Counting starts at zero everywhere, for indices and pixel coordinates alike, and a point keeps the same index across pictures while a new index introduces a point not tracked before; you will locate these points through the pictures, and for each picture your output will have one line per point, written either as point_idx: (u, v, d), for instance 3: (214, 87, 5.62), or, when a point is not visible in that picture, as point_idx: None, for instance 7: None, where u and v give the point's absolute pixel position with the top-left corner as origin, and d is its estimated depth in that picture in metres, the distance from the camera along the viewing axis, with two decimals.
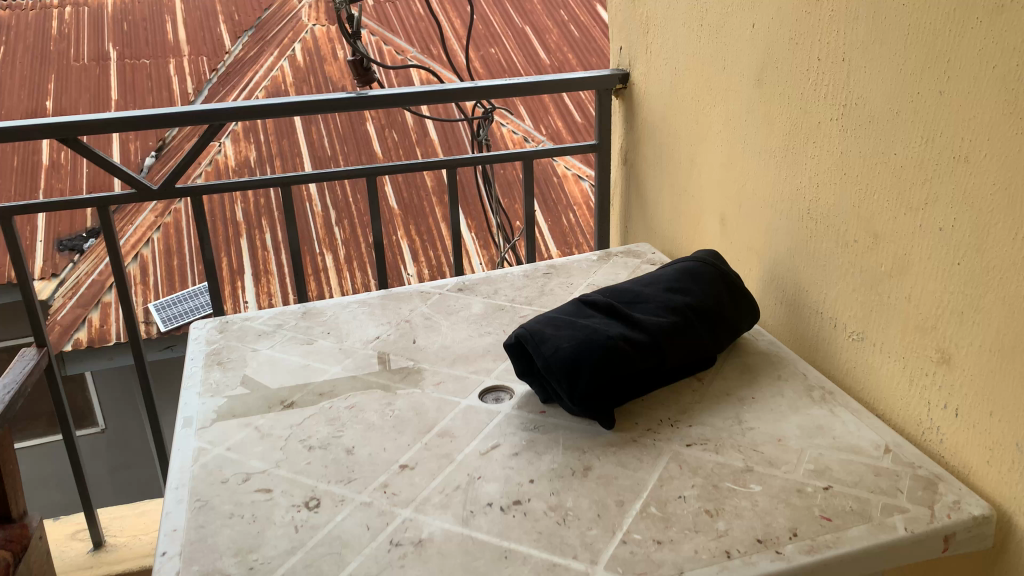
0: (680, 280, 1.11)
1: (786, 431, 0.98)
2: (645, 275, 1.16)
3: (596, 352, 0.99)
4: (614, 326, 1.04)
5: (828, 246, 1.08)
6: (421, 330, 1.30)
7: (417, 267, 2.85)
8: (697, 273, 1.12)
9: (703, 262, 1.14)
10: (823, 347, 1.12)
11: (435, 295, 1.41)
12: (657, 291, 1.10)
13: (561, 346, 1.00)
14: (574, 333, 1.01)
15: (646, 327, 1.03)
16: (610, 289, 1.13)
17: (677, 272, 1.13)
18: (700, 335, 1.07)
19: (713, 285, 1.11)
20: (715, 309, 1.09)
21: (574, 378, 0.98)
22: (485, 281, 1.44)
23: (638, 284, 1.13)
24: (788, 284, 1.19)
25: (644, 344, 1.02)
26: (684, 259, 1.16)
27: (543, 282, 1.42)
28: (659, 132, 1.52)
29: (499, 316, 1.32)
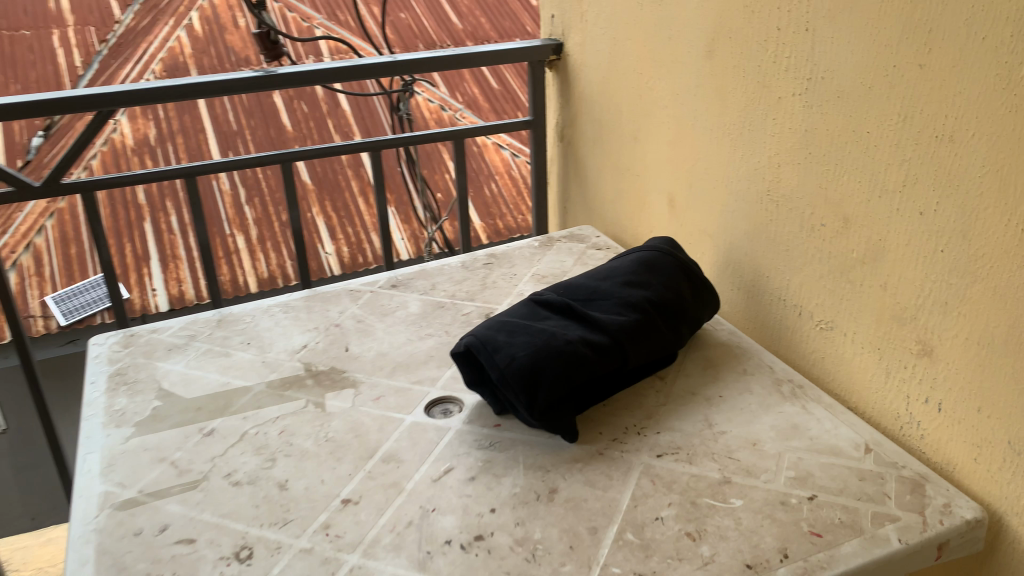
0: (637, 270, 1.03)
1: (760, 433, 0.91)
2: (599, 267, 1.07)
3: (555, 360, 0.90)
4: (572, 328, 0.95)
5: (790, 231, 1.02)
6: (354, 335, 1.18)
7: (336, 245, 2.71)
8: (654, 264, 1.04)
9: (659, 250, 1.06)
10: (786, 336, 1.06)
11: (366, 294, 1.29)
12: (613, 286, 1.01)
13: (517, 355, 0.90)
14: (530, 339, 0.92)
15: (607, 328, 0.94)
16: (561, 285, 1.04)
17: (633, 263, 1.04)
18: (663, 332, 0.99)
19: (673, 276, 1.03)
20: (677, 303, 1.01)
21: (534, 390, 0.89)
22: (419, 275, 1.33)
23: (592, 279, 1.04)
24: (746, 269, 1.12)
25: (605, 347, 0.93)
26: (639, 249, 1.07)
27: (483, 274, 1.32)
28: (599, 107, 1.42)
29: (439, 315, 1.21)
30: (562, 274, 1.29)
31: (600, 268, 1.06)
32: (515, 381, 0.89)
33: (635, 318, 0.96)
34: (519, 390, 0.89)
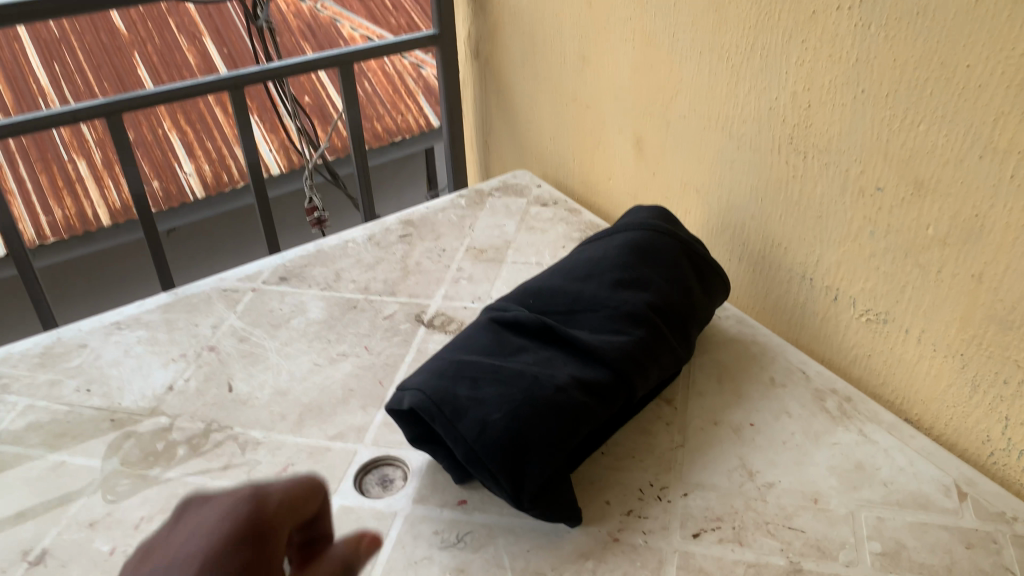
0: (627, 259, 0.75)
1: (819, 483, 0.68)
2: (574, 257, 0.79)
3: (543, 422, 0.63)
4: (557, 363, 0.67)
5: (824, 192, 0.76)
6: (239, 364, 0.86)
7: (195, 164, 2.04)
8: (650, 247, 0.76)
9: (651, 228, 0.78)
10: (814, 324, 0.83)
11: (246, 295, 0.96)
12: (598, 287, 0.73)
13: (489, 418, 0.62)
14: (503, 391, 0.64)
15: (604, 357, 0.67)
16: (524, 288, 0.75)
17: (620, 247, 0.76)
18: (674, 346, 0.72)
19: (676, 265, 0.76)
20: (687, 303, 0.74)
21: (519, 469, 0.62)
22: (315, 261, 1.01)
23: (565, 276, 0.76)
24: (752, 236, 0.87)
25: (607, 387, 0.66)
26: (625, 227, 0.79)
27: (402, 253, 1.01)
28: (529, 17, 1.10)
29: (351, 322, 0.90)
30: (505, 247, 1.01)
31: (572, 259, 0.79)
32: (492, 458, 0.61)
33: (640, 335, 0.70)
34: (499, 471, 0.61)
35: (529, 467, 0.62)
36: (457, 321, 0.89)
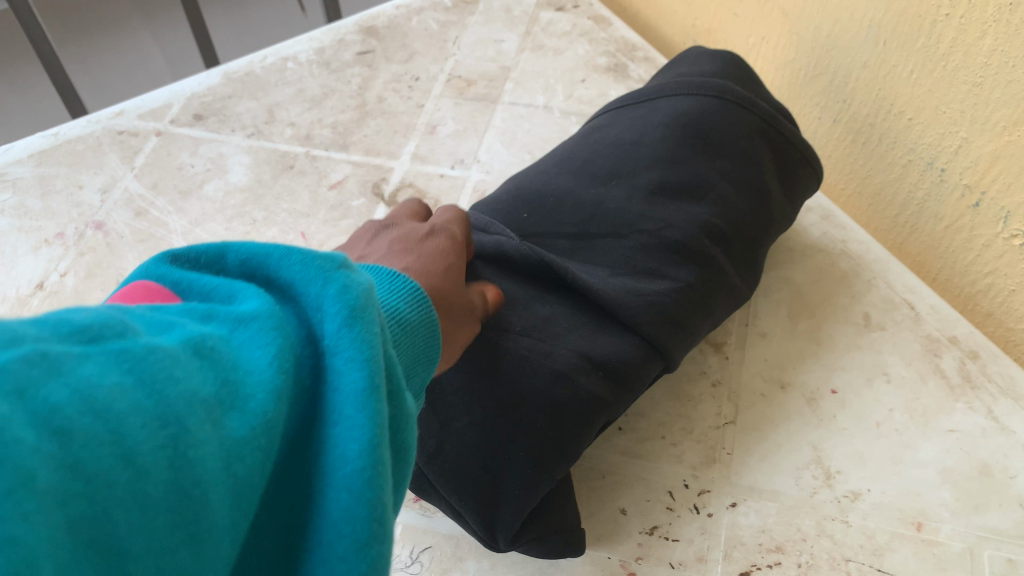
0: (674, 148, 0.49)
1: (924, 497, 0.48)
2: (596, 136, 0.53)
3: (529, 433, 0.41)
4: (555, 327, 0.43)
5: (995, 48, 0.48)
6: (133, 254, 0.63)
7: None
8: (708, 129, 0.50)
9: (711, 96, 0.52)
10: (933, 230, 0.57)
11: (148, 141, 0.71)
12: (627, 194, 0.48)
13: (451, 425, 0.42)
14: (469, 381, 0.42)
15: (629, 318, 0.43)
16: (517, 192, 0.50)
17: (662, 127, 0.50)
18: (734, 284, 0.49)
19: (749, 158, 0.50)
20: (760, 220, 0.50)
21: (492, 499, 0.41)
22: (243, 91, 0.75)
23: (579, 169, 0.50)
24: (860, 93, 0.59)
25: (630, 365, 0.43)
26: (675, 89, 0.53)
27: (359, 82, 0.74)
28: None
29: (285, 192, 0.66)
30: (501, 78, 0.74)
31: (590, 140, 0.53)
32: (454, 487, 0.41)
33: (686, 280, 0.46)
34: (463, 504, 0.41)
35: (507, 497, 0.41)
36: (429, 199, 0.64)
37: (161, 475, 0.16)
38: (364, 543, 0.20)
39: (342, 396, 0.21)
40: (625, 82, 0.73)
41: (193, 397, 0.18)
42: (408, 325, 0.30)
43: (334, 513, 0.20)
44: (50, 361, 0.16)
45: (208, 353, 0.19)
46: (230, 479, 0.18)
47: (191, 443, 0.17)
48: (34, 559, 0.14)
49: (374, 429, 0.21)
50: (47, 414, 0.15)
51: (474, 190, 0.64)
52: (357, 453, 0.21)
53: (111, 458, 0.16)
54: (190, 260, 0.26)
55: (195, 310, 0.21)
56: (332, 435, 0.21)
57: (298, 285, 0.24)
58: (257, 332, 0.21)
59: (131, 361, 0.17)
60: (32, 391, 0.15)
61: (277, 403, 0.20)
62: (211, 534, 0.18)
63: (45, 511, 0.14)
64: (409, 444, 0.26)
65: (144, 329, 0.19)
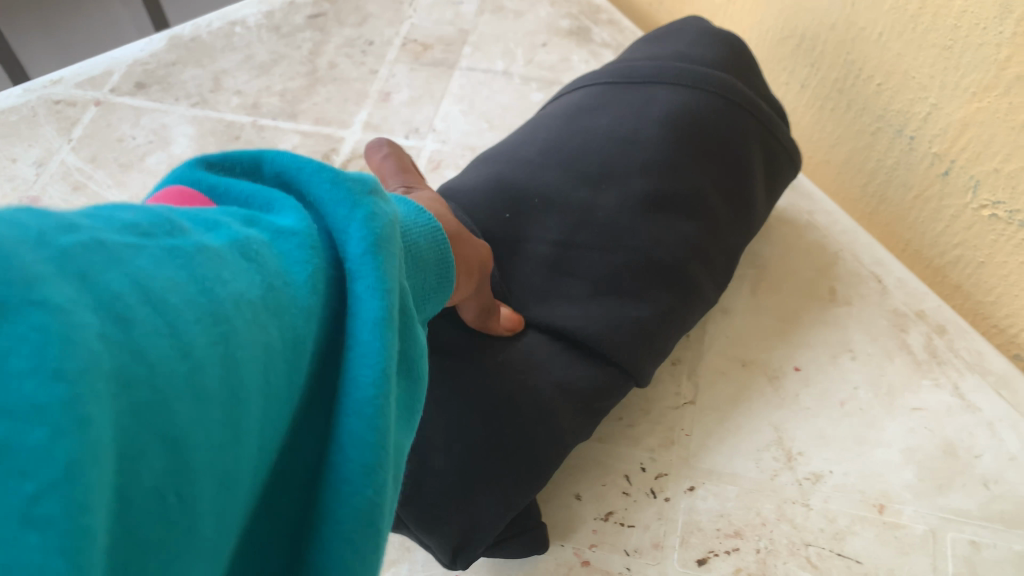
0: (670, 151, 0.46)
1: (886, 478, 0.47)
2: (579, 120, 0.49)
3: (505, 465, 0.40)
4: (528, 355, 0.42)
5: (964, 9, 0.46)
6: None
7: None
8: (706, 135, 0.48)
9: (712, 97, 0.49)
10: (902, 200, 0.55)
11: (87, 111, 0.67)
12: (619, 201, 0.45)
13: (432, 460, 0.39)
14: (454, 417, 0.39)
15: (601, 346, 0.42)
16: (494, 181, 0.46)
17: (658, 124, 0.47)
18: (705, 296, 0.48)
19: (738, 166, 0.49)
20: (734, 230, 0.49)
21: (467, 534, 0.39)
22: (188, 57, 0.71)
23: (565, 161, 0.46)
24: (829, 56, 0.56)
25: (602, 393, 0.43)
26: (668, 76, 0.49)
27: (310, 47, 0.71)
28: None
29: None
30: (458, 42, 0.71)
31: (574, 123, 0.49)
32: (430, 526, 0.39)
33: (665, 304, 0.45)
34: (437, 541, 0.39)
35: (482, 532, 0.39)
36: None
37: (216, 369, 0.17)
38: (373, 470, 0.20)
39: (362, 321, 0.21)
40: (588, 46, 0.70)
41: (241, 301, 0.18)
42: (422, 258, 0.32)
43: (347, 439, 0.20)
44: (105, 247, 0.16)
45: (254, 255, 0.19)
46: (264, 386, 0.18)
47: (236, 343, 0.17)
48: (99, 446, 0.13)
49: (390, 355, 0.21)
50: (110, 300, 0.15)
51: (429, 160, 0.62)
52: (372, 380, 0.21)
53: (169, 349, 0.16)
54: (224, 167, 0.26)
55: (236, 215, 0.21)
56: (349, 357, 0.21)
57: (326, 202, 0.24)
58: (295, 248, 0.21)
59: (183, 256, 0.17)
60: (91, 274, 0.15)
61: (310, 320, 0.20)
62: (247, 438, 0.18)
63: (107, 398, 0.14)
64: (418, 375, 0.26)
65: (191, 226, 0.19)
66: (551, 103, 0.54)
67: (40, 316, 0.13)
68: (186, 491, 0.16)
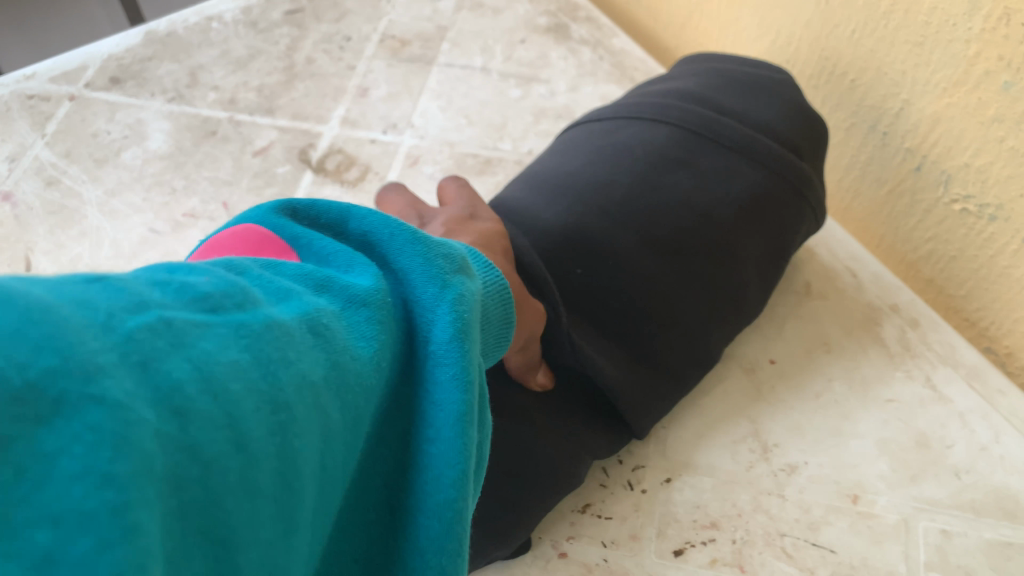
0: (725, 222, 0.43)
1: (859, 469, 0.47)
2: (642, 155, 0.44)
3: (521, 491, 0.39)
4: (542, 408, 0.40)
5: (935, 5, 0.46)
6: (44, 226, 0.59)
7: None
8: (766, 200, 0.45)
9: (778, 162, 0.45)
10: (876, 195, 0.56)
11: (61, 106, 0.67)
12: (668, 269, 0.41)
13: None
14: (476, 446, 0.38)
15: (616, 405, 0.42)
16: (547, 223, 0.41)
17: (721, 189, 0.44)
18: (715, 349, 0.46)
19: (778, 228, 0.46)
20: (757, 293, 0.47)
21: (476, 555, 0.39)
22: (163, 52, 0.71)
23: (626, 211, 0.41)
24: (804, 52, 0.57)
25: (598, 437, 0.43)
26: (740, 132, 0.45)
27: (287, 42, 0.71)
28: None
29: (208, 159, 0.62)
30: (437, 38, 0.71)
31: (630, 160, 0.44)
32: None
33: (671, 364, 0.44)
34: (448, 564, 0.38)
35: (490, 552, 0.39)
36: (358, 166, 0.61)
37: (270, 461, 0.17)
38: (453, 556, 0.23)
39: (446, 417, 0.23)
40: (566, 43, 0.70)
41: (304, 382, 0.18)
42: (488, 322, 0.28)
43: (426, 538, 0.23)
44: (172, 327, 0.16)
45: (319, 334, 0.19)
46: (320, 467, 0.19)
47: (296, 430, 0.17)
48: (148, 555, 0.13)
49: (467, 454, 0.23)
50: (169, 392, 0.15)
51: (407, 156, 0.62)
52: (454, 477, 0.23)
53: (223, 444, 0.15)
54: (311, 216, 0.26)
55: (310, 279, 0.21)
56: (432, 449, 0.23)
57: (416, 275, 0.24)
58: (364, 321, 0.22)
59: (250, 336, 0.17)
60: (152, 362, 0.15)
61: (366, 397, 0.21)
62: (298, 525, 0.18)
63: (160, 499, 0.14)
64: (485, 450, 0.26)
65: (263, 298, 0.19)
66: (589, 122, 0.49)
67: (96, 416, 0.13)
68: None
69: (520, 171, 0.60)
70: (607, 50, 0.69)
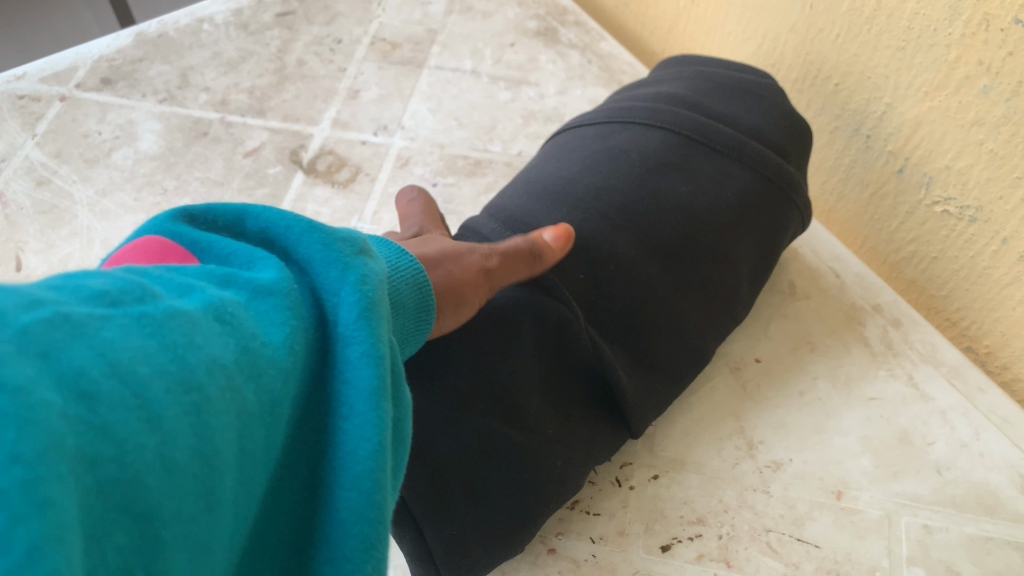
0: (724, 227, 0.44)
1: (842, 465, 0.48)
2: (639, 158, 0.44)
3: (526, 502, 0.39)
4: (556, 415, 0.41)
5: (917, 11, 0.47)
6: (34, 226, 0.59)
7: None
8: (758, 207, 0.46)
9: (770, 167, 0.46)
10: (858, 198, 0.57)
11: (52, 107, 0.67)
12: (675, 278, 0.43)
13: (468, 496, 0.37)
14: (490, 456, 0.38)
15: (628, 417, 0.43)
16: None
17: (719, 194, 0.45)
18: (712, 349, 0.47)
19: (772, 234, 0.47)
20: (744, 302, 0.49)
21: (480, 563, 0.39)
22: (154, 53, 0.71)
23: (631, 219, 0.42)
24: (789, 56, 0.58)
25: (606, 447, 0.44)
26: (736, 138, 0.46)
27: (278, 44, 0.71)
28: None
29: (199, 159, 0.63)
30: (427, 41, 0.71)
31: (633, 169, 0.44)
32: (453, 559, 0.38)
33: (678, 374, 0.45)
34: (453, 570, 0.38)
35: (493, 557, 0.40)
36: (349, 167, 0.61)
37: (189, 441, 0.16)
38: (373, 543, 0.21)
39: (355, 391, 0.22)
40: (555, 46, 0.71)
41: (215, 368, 0.18)
42: (401, 306, 0.29)
43: (344, 513, 0.21)
44: (71, 321, 0.15)
45: (228, 320, 0.19)
46: (238, 451, 0.18)
47: (211, 411, 0.17)
48: (66, 526, 0.13)
49: (385, 427, 0.22)
50: (73, 378, 0.15)
51: (398, 157, 0.62)
52: (368, 452, 0.21)
53: (137, 423, 0.15)
54: (208, 221, 0.26)
55: (213, 275, 0.21)
56: (344, 426, 0.21)
57: (316, 263, 0.24)
58: (271, 309, 0.21)
59: (153, 325, 0.17)
60: (56, 352, 0.15)
61: (286, 382, 0.20)
62: (221, 504, 0.18)
63: (72, 478, 0.14)
64: (406, 434, 0.25)
65: (164, 291, 0.19)
66: (586, 126, 0.48)
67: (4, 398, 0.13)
68: (149, 561, 0.16)
69: (510, 173, 0.60)
70: (595, 54, 0.70)
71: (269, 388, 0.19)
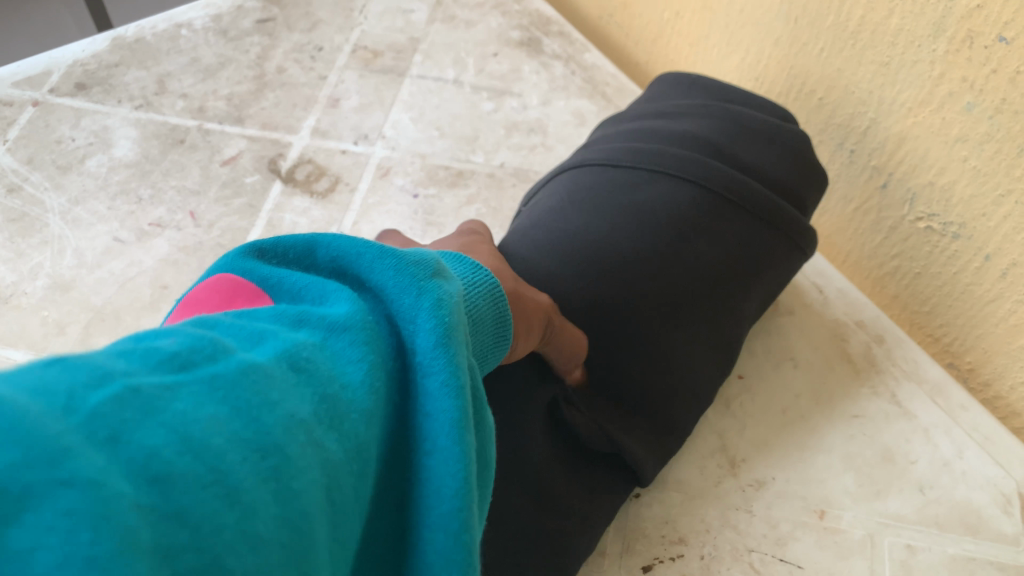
0: (734, 287, 0.44)
1: (824, 483, 0.47)
2: (664, 215, 0.43)
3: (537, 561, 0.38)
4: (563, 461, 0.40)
5: (901, 26, 0.47)
6: (4, 235, 0.57)
7: None
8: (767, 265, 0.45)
9: (788, 222, 0.45)
10: (842, 212, 0.56)
11: (24, 111, 0.66)
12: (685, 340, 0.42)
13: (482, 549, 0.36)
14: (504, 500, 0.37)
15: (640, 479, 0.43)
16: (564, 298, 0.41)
17: (737, 259, 0.44)
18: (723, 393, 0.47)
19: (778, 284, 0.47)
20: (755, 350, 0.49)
21: None
22: (131, 58, 0.70)
23: (651, 287, 0.41)
24: (773, 70, 0.58)
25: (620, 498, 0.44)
26: (761, 195, 0.45)
27: (258, 51, 0.70)
28: None
29: (175, 167, 0.61)
30: (409, 49, 0.70)
31: (655, 228, 0.42)
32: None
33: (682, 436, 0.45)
34: None
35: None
36: (329, 177, 0.61)
37: (272, 508, 0.15)
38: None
39: (436, 425, 0.20)
40: (539, 56, 0.70)
41: (293, 425, 0.16)
42: (480, 321, 0.27)
43: (430, 555, 0.20)
44: (142, 395, 0.14)
45: (303, 367, 0.18)
46: (327, 505, 0.17)
47: (294, 474, 0.16)
48: None
49: (469, 459, 0.21)
50: (143, 462, 0.13)
51: (378, 168, 0.61)
52: (454, 491, 0.20)
53: (216, 501, 0.14)
54: (278, 254, 0.25)
55: (286, 317, 0.20)
56: (427, 465, 0.20)
57: (390, 289, 0.22)
58: (347, 345, 0.20)
59: (227, 386, 0.16)
60: (123, 434, 0.13)
61: (369, 426, 0.19)
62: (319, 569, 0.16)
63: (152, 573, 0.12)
64: (491, 461, 0.24)
65: (236, 345, 0.17)
66: (601, 164, 0.45)
67: (73, 497, 0.12)
68: None
69: (492, 185, 0.60)
70: (579, 64, 0.70)
71: (349, 435, 0.18)
